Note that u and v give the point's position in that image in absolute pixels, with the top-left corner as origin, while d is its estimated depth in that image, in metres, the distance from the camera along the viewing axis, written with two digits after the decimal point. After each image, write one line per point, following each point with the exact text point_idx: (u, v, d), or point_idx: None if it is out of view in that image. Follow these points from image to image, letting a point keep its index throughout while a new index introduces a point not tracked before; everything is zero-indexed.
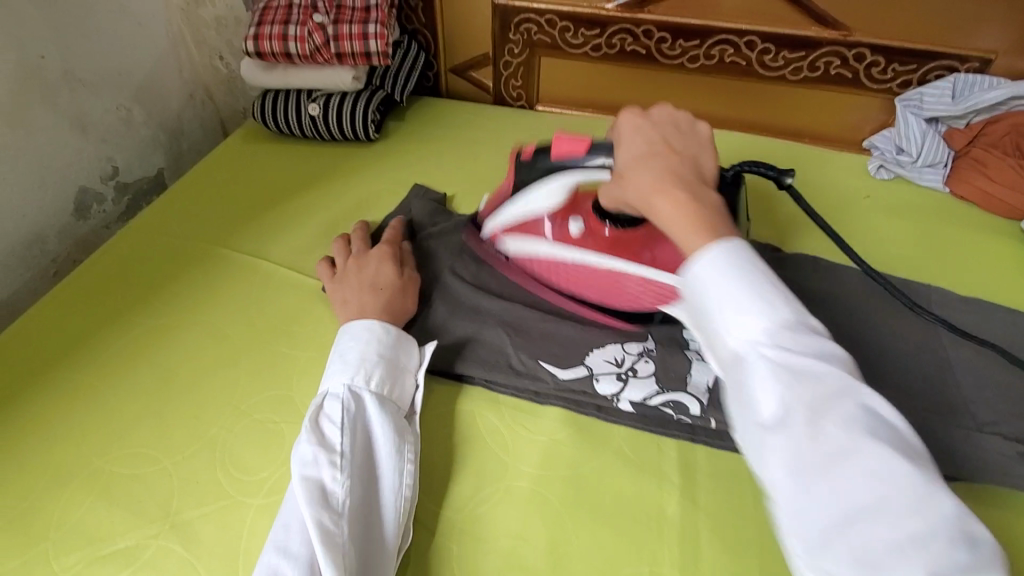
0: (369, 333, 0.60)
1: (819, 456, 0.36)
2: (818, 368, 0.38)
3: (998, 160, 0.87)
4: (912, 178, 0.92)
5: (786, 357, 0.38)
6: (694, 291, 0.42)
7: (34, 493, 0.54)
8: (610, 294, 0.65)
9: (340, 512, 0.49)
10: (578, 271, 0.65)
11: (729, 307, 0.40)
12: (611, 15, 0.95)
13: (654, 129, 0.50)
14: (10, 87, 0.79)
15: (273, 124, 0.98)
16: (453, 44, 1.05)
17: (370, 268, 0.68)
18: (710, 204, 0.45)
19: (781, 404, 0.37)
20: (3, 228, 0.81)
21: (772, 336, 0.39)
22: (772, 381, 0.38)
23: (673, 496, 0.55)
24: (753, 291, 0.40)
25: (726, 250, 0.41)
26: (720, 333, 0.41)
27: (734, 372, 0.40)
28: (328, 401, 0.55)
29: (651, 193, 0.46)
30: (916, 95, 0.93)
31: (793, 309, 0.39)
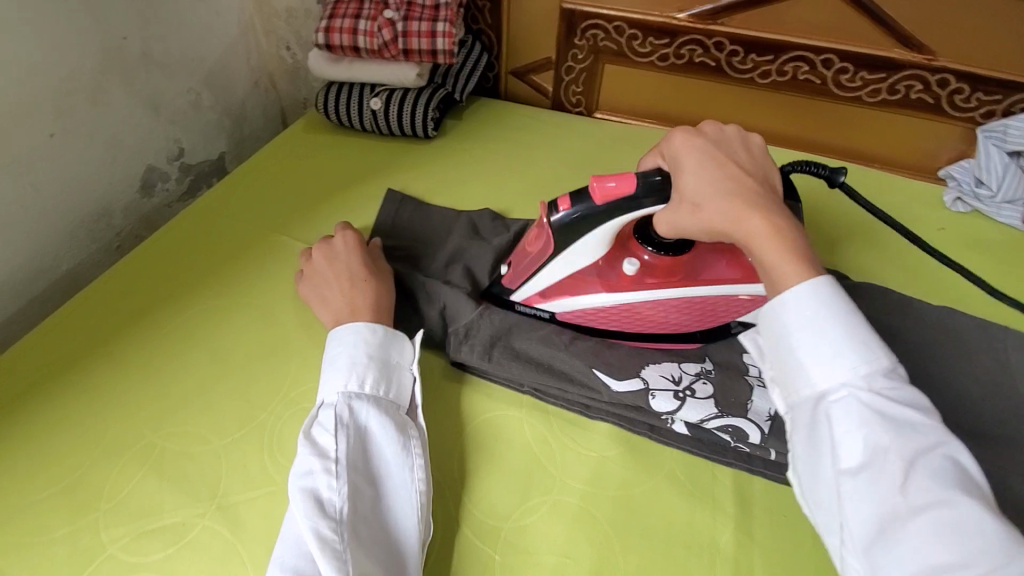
0: (358, 333, 0.58)
1: (909, 501, 0.38)
2: (911, 418, 0.40)
3: None
4: (989, 213, 0.87)
5: (879, 402, 0.41)
6: (778, 334, 0.46)
7: (88, 462, 0.55)
8: (655, 323, 0.62)
9: (338, 520, 0.47)
10: (636, 314, 0.61)
11: (817, 351, 0.43)
12: (682, 26, 0.93)
13: (713, 149, 0.53)
14: (92, 66, 0.82)
15: (334, 116, 1.00)
16: (517, 47, 1.05)
17: (351, 267, 0.65)
18: (796, 226, 0.49)
19: (867, 445, 0.40)
20: (75, 200, 0.84)
21: (864, 381, 0.42)
22: (860, 422, 0.40)
23: (729, 528, 0.52)
24: (846, 338, 0.43)
25: (817, 289, 0.45)
26: (803, 377, 0.44)
27: (816, 413, 0.43)
28: (322, 408, 0.53)
29: (742, 216, 0.49)
30: (1000, 126, 0.86)
31: (889, 361, 0.43)
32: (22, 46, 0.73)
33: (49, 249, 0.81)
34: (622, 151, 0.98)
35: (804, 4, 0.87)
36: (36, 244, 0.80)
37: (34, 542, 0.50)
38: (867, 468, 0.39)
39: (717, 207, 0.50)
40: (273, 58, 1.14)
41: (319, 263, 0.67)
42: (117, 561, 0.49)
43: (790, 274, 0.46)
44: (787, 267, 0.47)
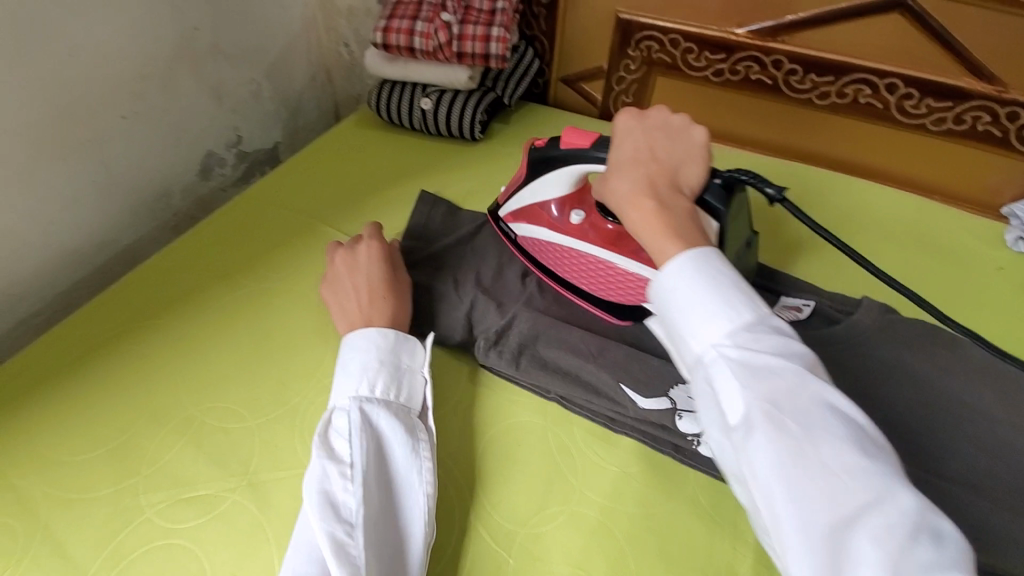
0: (367, 339, 0.59)
1: (792, 449, 0.41)
2: (777, 364, 0.43)
3: None
4: None
5: (748, 357, 0.44)
6: (664, 304, 0.50)
7: (134, 428, 0.58)
8: (605, 288, 0.67)
9: (354, 523, 0.48)
10: (578, 263, 0.68)
11: (700, 315, 0.47)
12: (740, 42, 0.91)
13: (644, 134, 0.60)
14: (166, 54, 0.86)
15: (385, 114, 1.02)
16: (569, 54, 1.05)
17: (373, 275, 0.66)
18: (681, 214, 0.54)
19: (747, 399, 0.43)
20: (141, 179, 0.88)
21: (736, 338, 0.45)
22: (736, 378, 0.43)
23: (749, 558, 0.51)
24: (721, 301, 0.47)
25: (694, 259, 0.49)
26: (689, 341, 0.47)
27: (699, 372, 0.46)
28: (335, 413, 0.54)
29: (631, 200, 0.55)
30: None
31: (756, 316, 0.46)
32: (105, 32, 0.78)
33: (114, 223, 0.86)
34: None
35: (871, 26, 0.84)
36: (103, 218, 0.85)
37: (80, 498, 0.53)
38: (752, 422, 0.42)
39: (616, 184, 0.57)
40: (332, 54, 1.18)
41: (342, 266, 0.68)
42: (152, 524, 0.51)
43: (663, 250, 0.52)
44: (661, 243, 0.52)
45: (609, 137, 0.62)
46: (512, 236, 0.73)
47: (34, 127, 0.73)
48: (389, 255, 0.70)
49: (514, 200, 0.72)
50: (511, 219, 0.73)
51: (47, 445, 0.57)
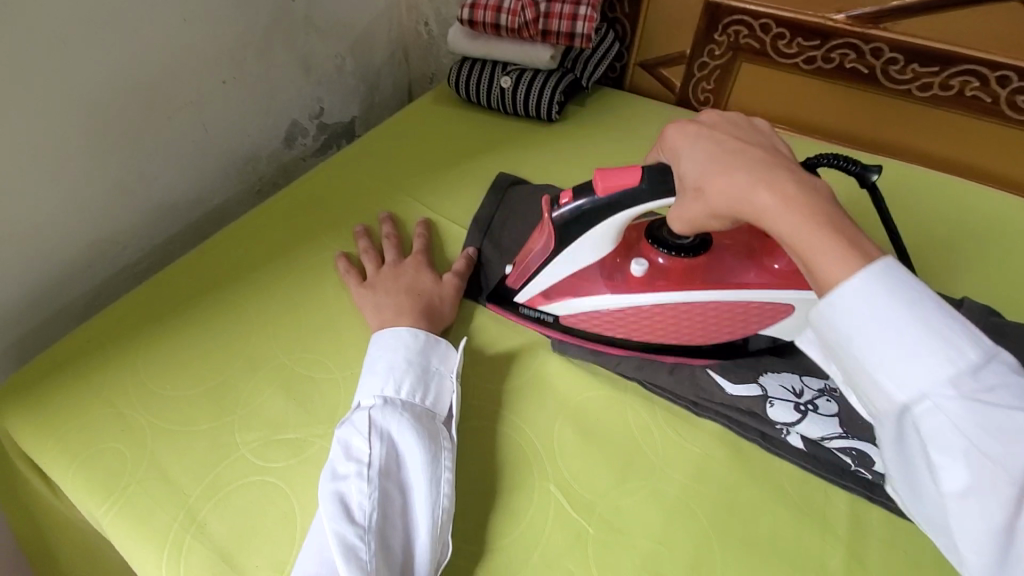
0: (397, 338, 0.57)
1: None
2: (1018, 419, 0.36)
3: None
4: None
5: (976, 411, 0.36)
6: (848, 346, 0.41)
7: (229, 372, 0.61)
8: (694, 331, 0.60)
9: (366, 528, 0.46)
10: (644, 318, 0.60)
11: (902, 349, 0.39)
12: (839, 28, 0.87)
13: (711, 131, 0.53)
14: (264, 23, 0.89)
15: (462, 91, 1.03)
16: (651, 38, 1.03)
17: (407, 276, 0.67)
18: (818, 195, 0.46)
19: (976, 459, 0.36)
20: (232, 143, 0.92)
21: (954, 384, 0.37)
22: (959, 434, 0.37)
23: (837, 548, 0.49)
24: (932, 330, 0.38)
25: (888, 281, 0.40)
26: (884, 383, 0.40)
27: (905, 421, 0.40)
28: (357, 409, 0.52)
29: (750, 199, 0.47)
30: None
31: (981, 352, 0.37)
32: None
33: (207, 183, 0.91)
34: None
35: (987, 13, 0.79)
36: (197, 177, 0.89)
37: (182, 431, 0.56)
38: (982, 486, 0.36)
39: (723, 184, 0.48)
40: (411, 32, 1.19)
41: (377, 269, 0.69)
42: (247, 461, 0.54)
43: (831, 260, 0.43)
44: (818, 245, 0.43)
45: (660, 168, 0.54)
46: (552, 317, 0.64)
47: (146, 84, 0.77)
48: (424, 258, 0.71)
49: (544, 275, 0.62)
50: (548, 300, 0.63)
51: (150, 381, 0.60)
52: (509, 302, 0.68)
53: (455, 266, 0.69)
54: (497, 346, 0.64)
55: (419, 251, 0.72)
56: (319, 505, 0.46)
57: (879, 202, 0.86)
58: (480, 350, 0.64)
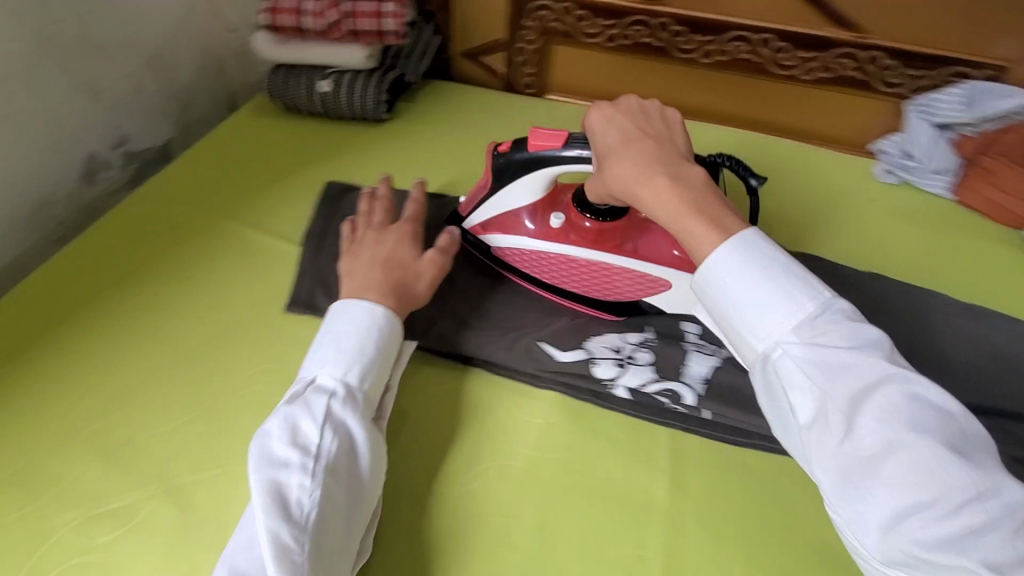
0: (366, 320, 0.58)
1: (869, 443, 0.42)
2: (850, 357, 0.44)
3: (1008, 169, 0.83)
4: (915, 183, 0.89)
5: (817, 353, 0.44)
6: (714, 300, 0.49)
7: (35, 451, 0.55)
8: (598, 286, 0.66)
9: (303, 526, 0.45)
10: (552, 262, 0.67)
11: (757, 306, 0.47)
12: (628, 5, 0.95)
13: (626, 115, 0.58)
14: (28, 50, 0.79)
15: (282, 100, 0.98)
16: (468, 26, 1.06)
17: (384, 246, 0.65)
18: (695, 184, 0.52)
19: (818, 394, 0.44)
20: (12, 189, 0.81)
21: (796, 334, 0.46)
22: (803, 375, 0.45)
23: (662, 481, 0.55)
24: (778, 286, 0.47)
25: (743, 243, 0.49)
26: (747, 338, 0.48)
27: (765, 369, 0.47)
28: (314, 391, 0.53)
29: (637, 185, 0.53)
30: (928, 101, 0.89)
31: (818, 304, 0.46)
32: None
33: None
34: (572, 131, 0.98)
35: None
36: None
37: None
38: (823, 417, 0.44)
39: (617, 171, 0.55)
40: (221, 41, 1.11)
41: (359, 232, 0.68)
42: (66, 543, 0.49)
43: (702, 243, 0.50)
44: (689, 229, 0.50)
45: (582, 136, 0.61)
46: (489, 247, 0.71)
47: None
48: (412, 228, 0.69)
49: (482, 208, 0.69)
50: (484, 231, 0.71)
51: None
52: None
53: (442, 240, 0.68)
54: None
55: (410, 217, 0.70)
56: (252, 495, 0.46)
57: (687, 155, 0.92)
58: None
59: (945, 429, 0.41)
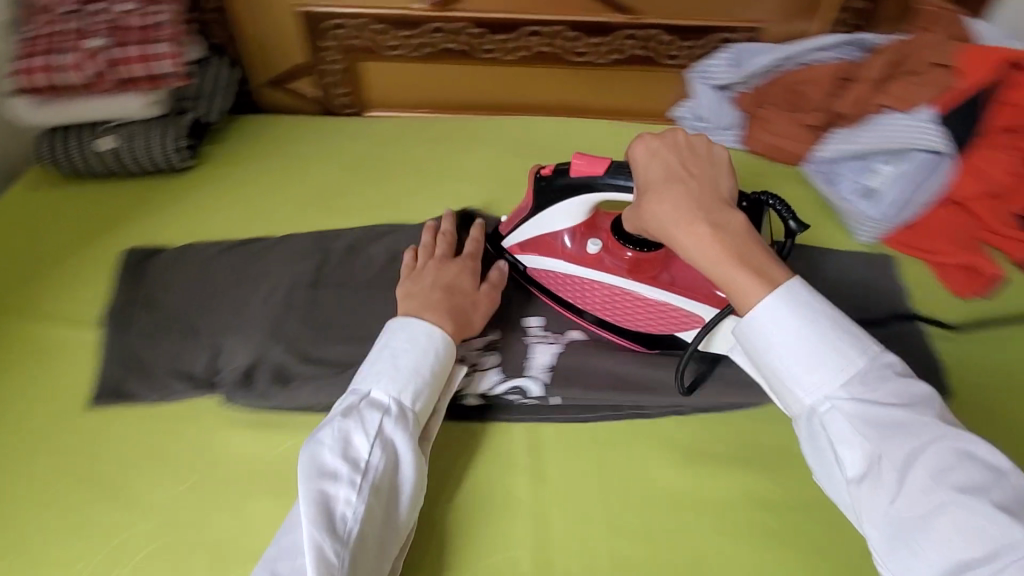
0: (427, 342, 0.59)
1: (917, 499, 0.43)
2: (898, 414, 0.45)
3: (780, 118, 0.94)
4: (711, 140, 0.98)
5: (863, 408, 0.46)
6: (757, 351, 0.50)
7: None
8: (629, 315, 0.66)
9: (345, 542, 0.48)
10: (590, 287, 0.67)
11: (805, 363, 0.48)
12: (421, 14, 0.95)
13: (669, 149, 0.56)
14: None
15: (61, 167, 0.87)
16: (266, 55, 1.01)
17: (449, 273, 0.67)
18: (736, 231, 0.51)
19: (868, 450, 0.45)
20: None
21: (845, 390, 0.47)
22: (854, 432, 0.45)
23: (523, 476, 0.59)
24: (826, 346, 0.48)
25: (786, 292, 0.49)
26: (792, 390, 0.49)
27: (811, 420, 0.49)
28: (369, 406, 0.55)
29: (676, 225, 0.52)
30: (704, 67, 0.99)
31: (869, 360, 0.47)
32: None
33: None
34: (394, 144, 0.96)
35: None
36: None
37: None
38: (875, 472, 0.45)
39: (656, 209, 0.53)
40: None
41: (417, 259, 0.69)
42: None
43: (745, 291, 0.50)
44: (731, 276, 0.50)
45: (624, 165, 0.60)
46: (522, 265, 0.71)
47: None
48: (472, 262, 0.69)
49: (523, 227, 0.69)
50: (519, 250, 0.70)
51: None
52: (168, 392, 0.63)
53: (494, 274, 0.68)
54: (169, 450, 0.59)
55: (471, 254, 0.70)
56: (302, 501, 0.49)
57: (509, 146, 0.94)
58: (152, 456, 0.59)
59: (994, 490, 0.41)
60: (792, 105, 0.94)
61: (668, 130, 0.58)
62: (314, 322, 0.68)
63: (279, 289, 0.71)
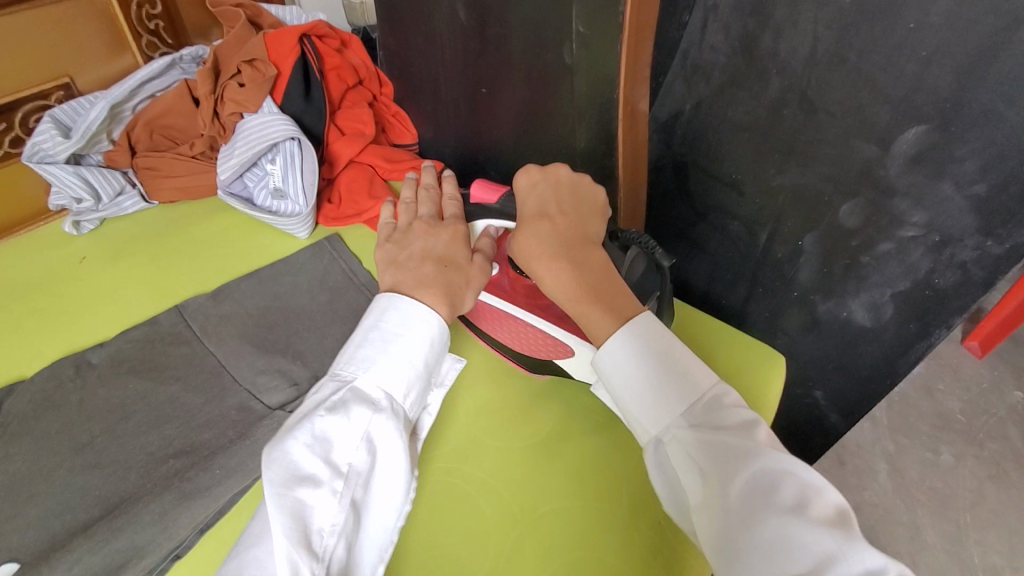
0: (422, 331, 0.55)
1: (744, 515, 0.43)
2: (730, 437, 0.46)
3: (164, 159, 0.86)
4: (115, 213, 0.85)
5: (699, 435, 0.47)
6: (610, 384, 0.52)
7: None
8: (520, 340, 0.64)
9: (323, 561, 0.44)
10: (483, 309, 0.65)
11: (643, 399, 0.50)
12: None
13: (548, 188, 0.59)
14: None
15: None
16: None
17: (438, 242, 0.62)
18: (592, 269, 0.54)
19: (701, 471, 0.46)
20: None
21: (685, 419, 0.49)
22: (691, 458, 0.47)
23: None
24: (666, 381, 0.50)
25: (633, 328, 0.51)
26: (641, 425, 0.51)
27: (660, 453, 0.49)
28: (358, 400, 0.52)
29: (533, 259, 0.55)
30: (35, 147, 0.81)
31: (708, 391, 0.50)
32: None
33: None
34: None
35: None
36: None
37: None
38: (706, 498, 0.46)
39: (523, 241, 0.56)
40: None
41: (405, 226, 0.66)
42: None
43: (603, 326, 0.52)
44: (585, 311, 0.53)
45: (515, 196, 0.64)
46: None
47: None
48: (459, 225, 0.65)
49: None
50: None
51: None
52: None
53: (483, 244, 0.65)
54: None
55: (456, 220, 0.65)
56: (268, 510, 0.44)
57: None
58: None
59: (815, 504, 0.42)
60: (168, 140, 0.89)
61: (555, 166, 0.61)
62: None
63: None
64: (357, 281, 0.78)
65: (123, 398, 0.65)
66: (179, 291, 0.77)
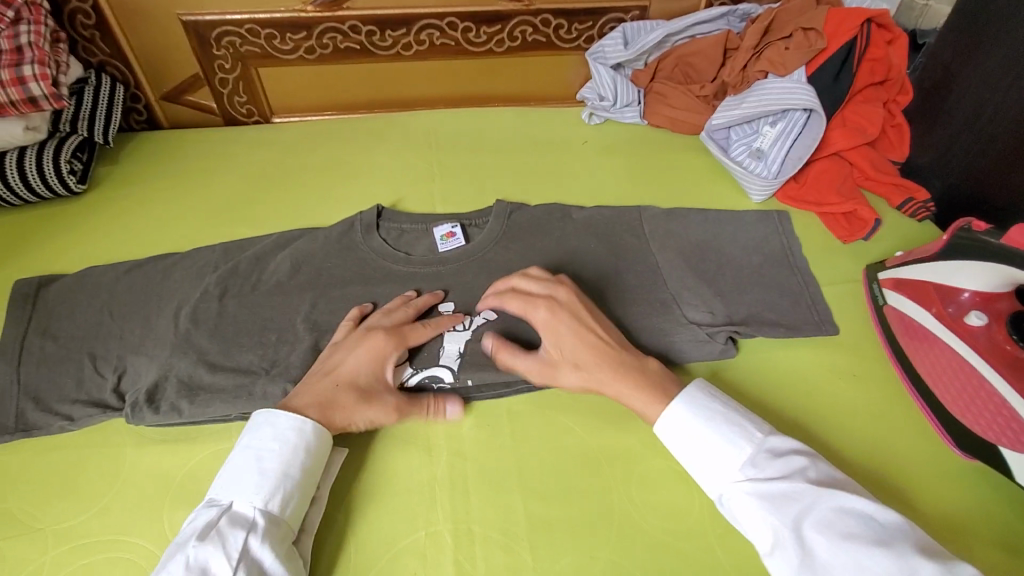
0: (294, 438, 0.56)
1: (820, 556, 0.48)
2: (787, 483, 0.52)
3: (674, 90, 0.98)
4: (616, 119, 1.01)
5: (759, 483, 0.53)
6: (674, 445, 0.59)
7: None
8: (968, 404, 0.64)
9: None
10: (943, 356, 0.67)
11: (692, 457, 0.57)
12: (313, 16, 0.94)
13: (554, 315, 0.64)
14: None
15: None
16: (156, 70, 0.98)
17: (353, 353, 0.63)
18: (642, 378, 0.61)
19: (770, 521, 0.51)
20: None
21: (743, 471, 0.55)
22: (756, 502, 0.52)
23: (441, 457, 0.63)
24: (716, 439, 0.57)
25: (683, 401, 0.59)
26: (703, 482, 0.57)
27: (726, 508, 0.55)
28: (228, 523, 0.51)
29: (595, 381, 0.61)
30: (599, 48, 1.01)
31: (755, 443, 0.56)
32: None
33: None
34: (300, 149, 0.95)
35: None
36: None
37: None
38: (780, 544, 0.50)
39: (567, 368, 0.62)
40: None
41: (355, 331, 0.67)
42: None
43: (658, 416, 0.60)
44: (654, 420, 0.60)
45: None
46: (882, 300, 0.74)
47: None
48: (390, 338, 0.65)
49: (917, 267, 0.71)
50: (894, 285, 0.73)
51: None
52: (75, 419, 0.63)
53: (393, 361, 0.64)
54: (76, 485, 0.60)
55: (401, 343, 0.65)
56: None
57: (417, 140, 0.96)
58: (67, 465, 0.61)
59: (870, 532, 0.48)
60: (686, 78, 1.00)
61: (557, 288, 0.66)
62: (225, 336, 0.69)
63: (194, 303, 0.71)
64: (792, 263, 0.79)
65: (586, 252, 0.79)
66: (643, 198, 0.89)
